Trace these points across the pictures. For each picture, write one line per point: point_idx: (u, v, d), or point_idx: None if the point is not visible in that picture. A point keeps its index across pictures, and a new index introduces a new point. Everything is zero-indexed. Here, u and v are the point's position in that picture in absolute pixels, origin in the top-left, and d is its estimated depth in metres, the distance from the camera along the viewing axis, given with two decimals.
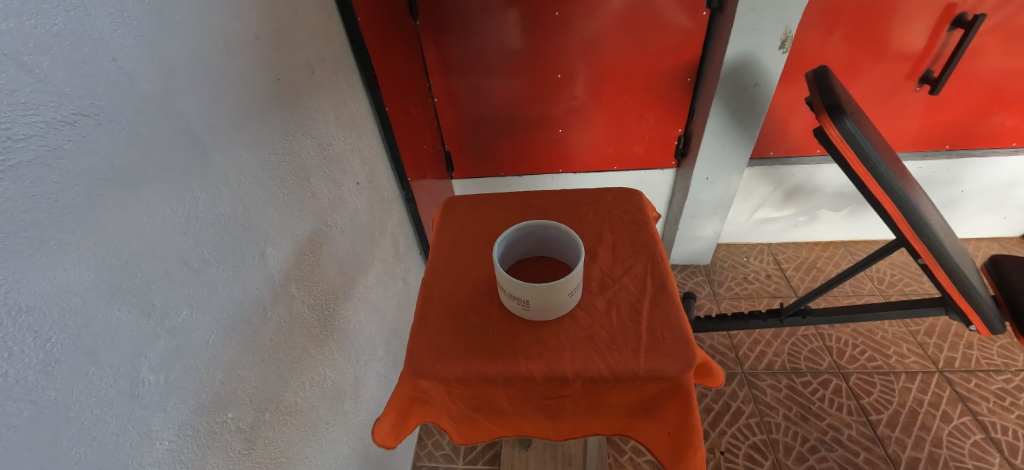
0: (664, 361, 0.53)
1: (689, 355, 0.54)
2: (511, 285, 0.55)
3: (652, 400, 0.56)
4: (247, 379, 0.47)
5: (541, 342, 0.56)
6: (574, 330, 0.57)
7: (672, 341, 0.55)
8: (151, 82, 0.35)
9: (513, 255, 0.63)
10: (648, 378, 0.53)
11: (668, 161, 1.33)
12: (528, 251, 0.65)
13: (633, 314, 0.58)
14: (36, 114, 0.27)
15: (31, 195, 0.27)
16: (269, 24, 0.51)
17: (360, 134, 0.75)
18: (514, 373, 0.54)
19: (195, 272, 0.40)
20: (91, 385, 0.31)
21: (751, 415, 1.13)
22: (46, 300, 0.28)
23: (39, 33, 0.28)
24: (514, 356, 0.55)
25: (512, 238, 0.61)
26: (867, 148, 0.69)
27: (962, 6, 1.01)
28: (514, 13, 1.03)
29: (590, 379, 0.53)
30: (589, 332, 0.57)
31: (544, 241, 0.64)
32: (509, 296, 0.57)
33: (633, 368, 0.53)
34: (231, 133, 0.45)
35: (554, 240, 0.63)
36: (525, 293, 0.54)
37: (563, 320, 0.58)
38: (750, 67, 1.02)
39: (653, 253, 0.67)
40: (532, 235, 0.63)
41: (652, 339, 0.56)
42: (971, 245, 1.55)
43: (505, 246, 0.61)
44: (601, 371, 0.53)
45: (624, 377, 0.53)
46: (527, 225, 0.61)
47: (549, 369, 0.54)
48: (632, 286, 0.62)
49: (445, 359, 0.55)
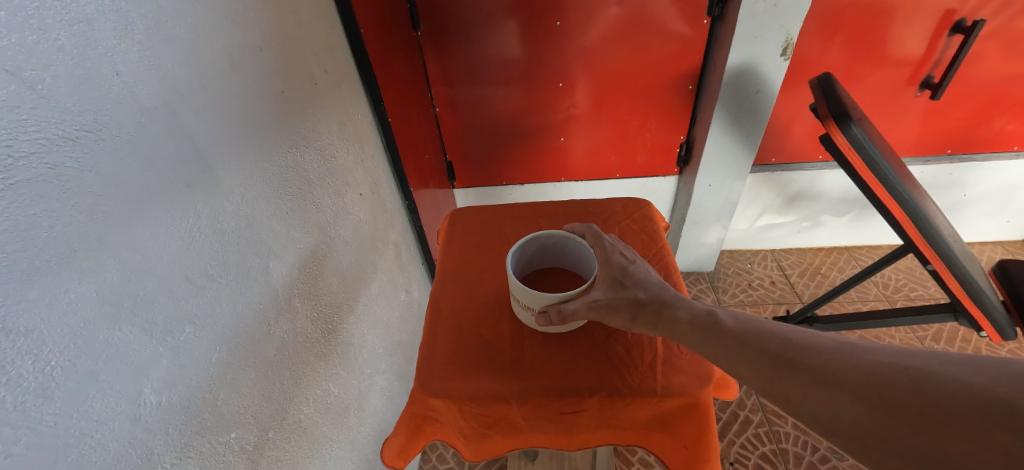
0: (681, 377, 0.53)
1: (705, 369, 0.53)
2: (524, 293, 0.55)
3: (667, 415, 0.55)
4: (250, 397, 0.46)
5: (553, 358, 0.55)
6: (588, 345, 0.56)
7: (689, 356, 0.54)
8: (154, 96, 0.35)
9: (528, 266, 0.63)
10: (666, 394, 0.52)
11: (670, 169, 1.33)
12: (541, 264, 0.65)
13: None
14: (38, 130, 0.27)
15: (31, 214, 0.27)
16: (272, 36, 0.51)
17: (362, 145, 0.75)
18: (527, 390, 0.53)
19: (198, 287, 0.39)
20: (91, 409, 0.30)
21: (760, 424, 1.12)
22: (46, 322, 0.27)
23: (42, 48, 0.27)
24: (526, 373, 0.54)
25: (527, 246, 0.61)
26: (875, 154, 0.69)
27: (962, 12, 1.01)
28: (515, 22, 1.03)
29: (607, 396, 0.52)
30: (603, 347, 0.56)
31: (558, 255, 0.63)
32: (522, 306, 0.56)
33: (651, 384, 0.52)
34: (234, 148, 0.44)
35: (571, 254, 0.62)
36: (538, 303, 0.54)
37: (574, 334, 0.58)
38: (752, 75, 1.02)
39: (665, 264, 0.66)
40: (548, 246, 0.62)
41: (668, 355, 0.55)
42: (975, 248, 1.54)
43: (518, 254, 0.60)
44: (617, 387, 0.52)
45: (640, 394, 0.52)
46: (547, 234, 0.60)
47: (564, 386, 0.53)
48: None
49: (456, 377, 0.54)
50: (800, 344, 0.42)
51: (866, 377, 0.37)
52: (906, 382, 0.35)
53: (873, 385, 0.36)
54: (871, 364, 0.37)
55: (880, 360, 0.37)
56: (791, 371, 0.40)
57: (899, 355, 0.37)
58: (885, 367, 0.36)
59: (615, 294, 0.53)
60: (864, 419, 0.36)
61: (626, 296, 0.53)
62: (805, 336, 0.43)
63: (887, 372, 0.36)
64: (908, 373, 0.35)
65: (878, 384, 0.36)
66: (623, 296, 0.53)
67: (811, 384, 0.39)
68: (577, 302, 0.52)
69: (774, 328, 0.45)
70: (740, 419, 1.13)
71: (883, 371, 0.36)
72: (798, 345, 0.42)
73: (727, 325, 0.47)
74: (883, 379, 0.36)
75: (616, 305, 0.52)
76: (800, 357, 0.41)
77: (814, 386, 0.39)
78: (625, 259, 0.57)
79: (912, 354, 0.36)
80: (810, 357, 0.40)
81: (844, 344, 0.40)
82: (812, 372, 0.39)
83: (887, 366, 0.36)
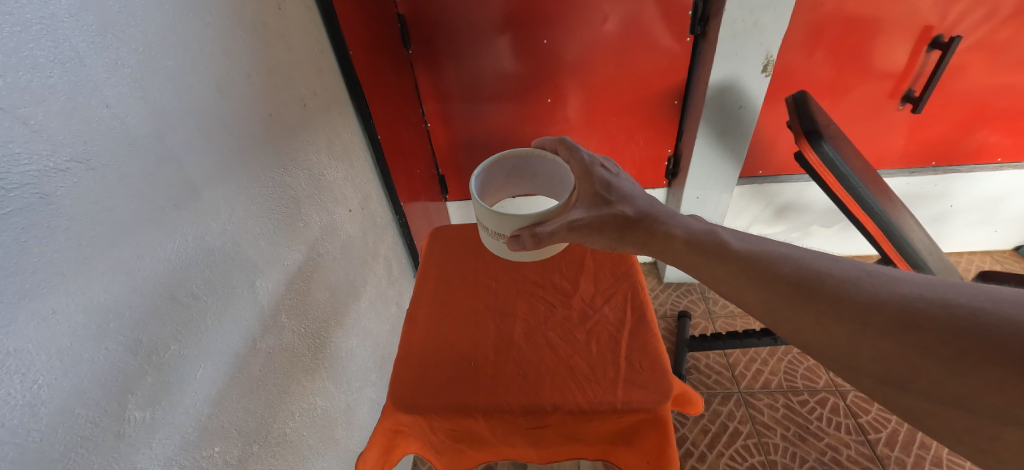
0: (642, 393, 0.54)
1: (666, 386, 0.55)
2: (494, 221, 0.59)
3: (630, 429, 0.56)
4: (234, 411, 0.47)
5: (521, 374, 0.58)
6: (553, 362, 0.59)
7: (651, 373, 0.56)
8: (143, 125, 0.36)
9: (493, 189, 0.68)
10: (626, 410, 0.53)
11: (658, 181, 1.35)
12: (507, 186, 0.70)
13: (613, 345, 0.60)
14: (30, 163, 0.29)
15: (22, 241, 0.28)
16: (261, 63, 0.53)
17: (352, 163, 0.77)
18: (493, 405, 0.54)
19: (184, 306, 0.40)
20: (75, 425, 0.32)
21: (749, 436, 1.12)
22: (34, 343, 0.29)
23: (35, 86, 0.29)
24: (494, 389, 0.56)
25: (490, 169, 0.65)
26: (846, 171, 0.71)
27: (939, 28, 1.03)
28: (504, 40, 1.06)
29: (570, 412, 0.54)
30: (569, 363, 0.58)
31: (522, 175, 0.69)
32: (491, 233, 0.62)
33: (611, 400, 0.54)
34: (221, 170, 0.46)
35: (536, 171, 0.67)
36: (510, 228, 0.58)
37: (542, 351, 0.60)
38: (735, 90, 1.05)
39: (634, 283, 0.69)
40: (512, 166, 0.67)
41: (631, 371, 0.57)
42: (964, 259, 1.56)
43: (484, 175, 0.64)
44: (580, 404, 0.54)
45: (602, 409, 0.53)
46: (509, 154, 0.64)
47: (529, 401, 0.55)
48: (612, 316, 0.64)
49: (427, 392, 0.56)
50: (824, 274, 0.42)
51: (900, 308, 0.36)
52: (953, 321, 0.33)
53: (905, 319, 0.35)
54: (905, 295, 0.37)
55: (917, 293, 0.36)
56: (806, 297, 0.42)
57: (937, 289, 0.36)
58: (919, 298, 0.36)
59: (595, 214, 0.57)
60: (891, 356, 0.36)
61: (607, 214, 0.57)
62: (829, 265, 0.43)
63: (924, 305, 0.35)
64: (947, 310, 0.34)
65: (909, 318, 0.35)
66: (603, 215, 0.57)
67: (835, 316, 0.39)
68: (554, 224, 0.55)
69: (793, 254, 0.46)
70: (729, 431, 1.14)
71: (918, 306, 0.35)
72: (821, 275, 0.42)
73: (734, 247, 0.50)
74: (916, 313, 0.35)
75: (597, 224, 0.56)
76: (823, 286, 0.41)
77: (836, 320, 0.39)
78: (606, 174, 0.61)
79: (951, 287, 0.35)
80: (836, 289, 0.40)
81: (874, 275, 0.40)
82: (835, 304, 0.40)
83: (921, 301, 0.36)
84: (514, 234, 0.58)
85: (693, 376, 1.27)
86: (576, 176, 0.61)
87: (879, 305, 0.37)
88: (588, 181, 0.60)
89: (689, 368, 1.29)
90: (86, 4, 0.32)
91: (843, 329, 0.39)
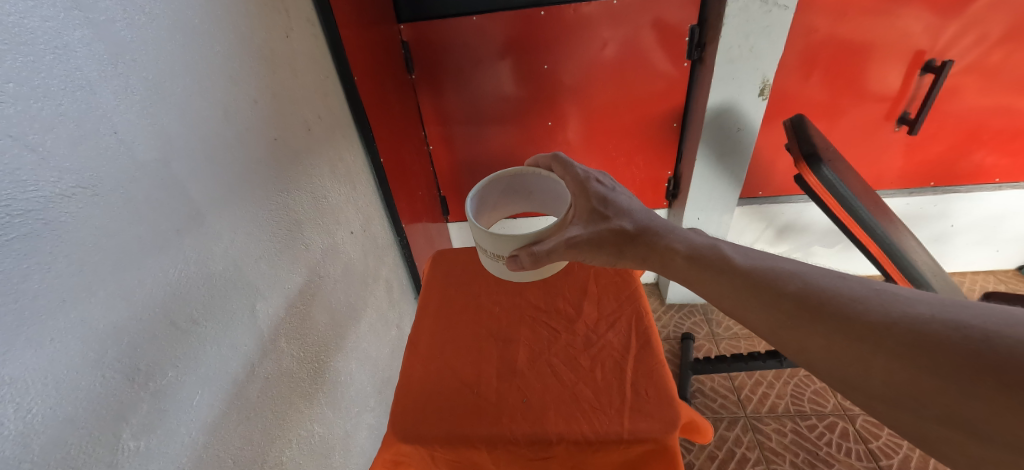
0: (651, 423, 0.53)
1: (673, 414, 0.54)
2: (491, 243, 0.59)
3: (639, 461, 0.54)
4: (230, 439, 0.46)
5: (525, 402, 0.57)
6: (558, 390, 0.58)
7: (657, 400, 0.55)
8: (149, 151, 0.37)
9: (489, 208, 0.69)
10: (634, 440, 0.52)
11: (659, 202, 1.36)
12: (503, 204, 0.71)
13: (619, 373, 0.59)
14: (36, 190, 0.29)
15: (23, 267, 0.28)
16: (268, 88, 0.54)
17: (354, 186, 0.77)
18: (497, 435, 0.53)
19: (183, 332, 0.40)
20: (68, 455, 0.31)
21: (757, 462, 1.09)
22: (31, 371, 0.29)
23: (45, 113, 0.30)
24: (498, 418, 0.55)
25: (485, 188, 0.65)
26: (847, 194, 0.72)
27: (931, 53, 1.05)
28: (504, 65, 1.08)
29: (575, 442, 0.52)
30: (574, 392, 0.57)
31: (518, 192, 0.69)
32: (490, 256, 0.62)
33: (618, 430, 0.53)
34: (226, 195, 0.46)
35: (531, 188, 0.68)
36: (507, 249, 0.59)
37: (546, 379, 0.59)
38: (733, 113, 1.06)
39: (638, 307, 0.69)
40: (507, 185, 0.67)
41: (637, 399, 0.56)
42: (967, 279, 1.56)
43: (480, 196, 0.65)
44: (585, 434, 0.53)
45: (608, 440, 0.52)
46: (504, 173, 0.65)
47: (533, 430, 0.54)
48: (617, 342, 0.64)
49: (428, 421, 0.55)
50: (831, 292, 0.42)
51: (909, 326, 0.36)
52: (964, 341, 0.33)
53: (917, 339, 0.35)
54: (914, 315, 0.36)
55: (929, 314, 0.36)
56: (816, 317, 0.41)
57: (949, 309, 0.36)
58: (925, 317, 0.36)
59: (591, 230, 0.57)
60: (900, 371, 0.35)
61: (604, 229, 0.57)
62: (836, 283, 0.43)
63: (937, 325, 0.35)
64: (962, 329, 0.34)
65: (920, 335, 0.35)
66: (601, 230, 0.57)
67: (842, 334, 0.39)
68: (551, 242, 0.56)
69: (799, 270, 0.46)
70: (736, 457, 1.11)
71: (929, 325, 0.35)
72: (828, 293, 0.42)
73: (738, 263, 0.50)
74: (927, 331, 0.35)
75: (595, 240, 0.57)
76: (829, 304, 0.41)
77: (843, 334, 0.39)
78: (602, 188, 0.61)
79: (962, 308, 0.35)
80: (843, 308, 0.40)
81: (882, 293, 0.40)
82: (844, 322, 0.39)
83: (934, 322, 0.35)
84: (512, 254, 0.59)
85: (698, 400, 1.25)
86: (572, 192, 0.61)
87: (890, 325, 0.37)
88: (583, 196, 0.60)
89: (693, 392, 1.27)
90: (98, 33, 0.33)
91: (855, 350, 0.38)
